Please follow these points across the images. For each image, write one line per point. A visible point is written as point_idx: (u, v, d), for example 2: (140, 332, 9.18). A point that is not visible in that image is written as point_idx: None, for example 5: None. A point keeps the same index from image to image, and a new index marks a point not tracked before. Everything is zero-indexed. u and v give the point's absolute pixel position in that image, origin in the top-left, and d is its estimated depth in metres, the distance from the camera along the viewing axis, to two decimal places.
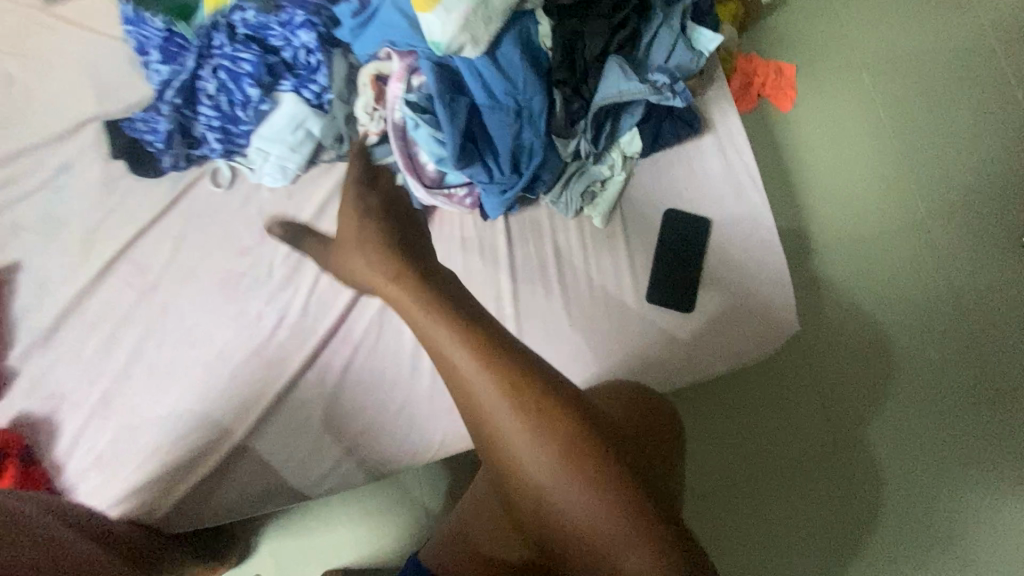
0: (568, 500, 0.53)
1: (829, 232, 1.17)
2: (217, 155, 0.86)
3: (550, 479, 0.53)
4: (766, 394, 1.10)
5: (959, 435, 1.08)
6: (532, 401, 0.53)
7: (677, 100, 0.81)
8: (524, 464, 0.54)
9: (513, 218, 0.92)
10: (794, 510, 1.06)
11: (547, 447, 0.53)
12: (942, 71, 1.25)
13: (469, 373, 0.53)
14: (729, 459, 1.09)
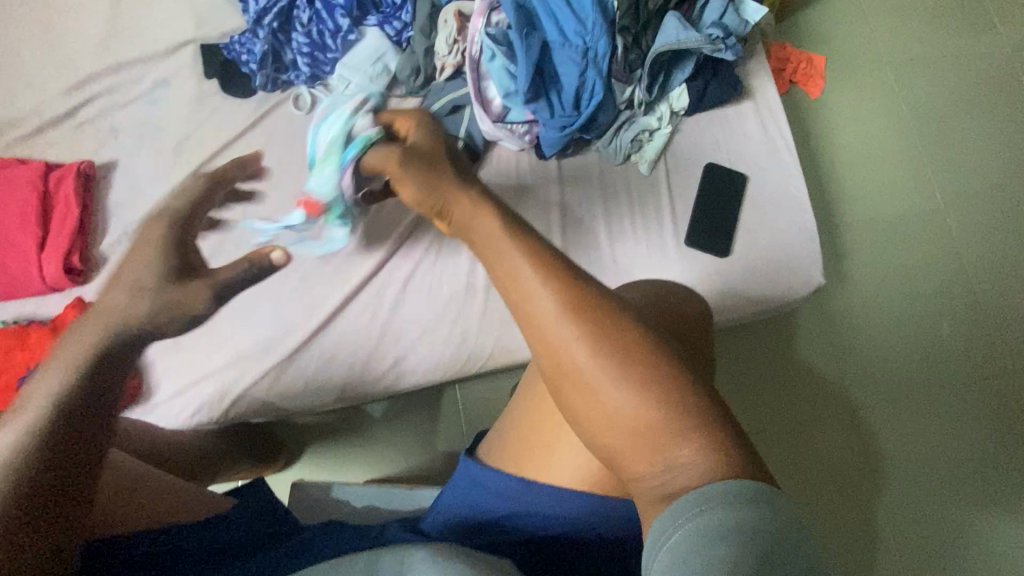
0: (657, 455, 0.48)
1: (852, 211, 1.25)
2: (302, 81, 0.94)
3: (634, 432, 0.49)
4: (806, 354, 1.17)
5: (976, 427, 1.14)
6: (616, 340, 0.50)
7: (728, 51, 0.93)
8: (611, 410, 0.49)
9: (565, 159, 0.98)
10: (825, 472, 1.12)
11: (638, 393, 0.49)
12: (959, 77, 1.35)
13: (551, 315, 0.51)
14: (770, 412, 1.15)
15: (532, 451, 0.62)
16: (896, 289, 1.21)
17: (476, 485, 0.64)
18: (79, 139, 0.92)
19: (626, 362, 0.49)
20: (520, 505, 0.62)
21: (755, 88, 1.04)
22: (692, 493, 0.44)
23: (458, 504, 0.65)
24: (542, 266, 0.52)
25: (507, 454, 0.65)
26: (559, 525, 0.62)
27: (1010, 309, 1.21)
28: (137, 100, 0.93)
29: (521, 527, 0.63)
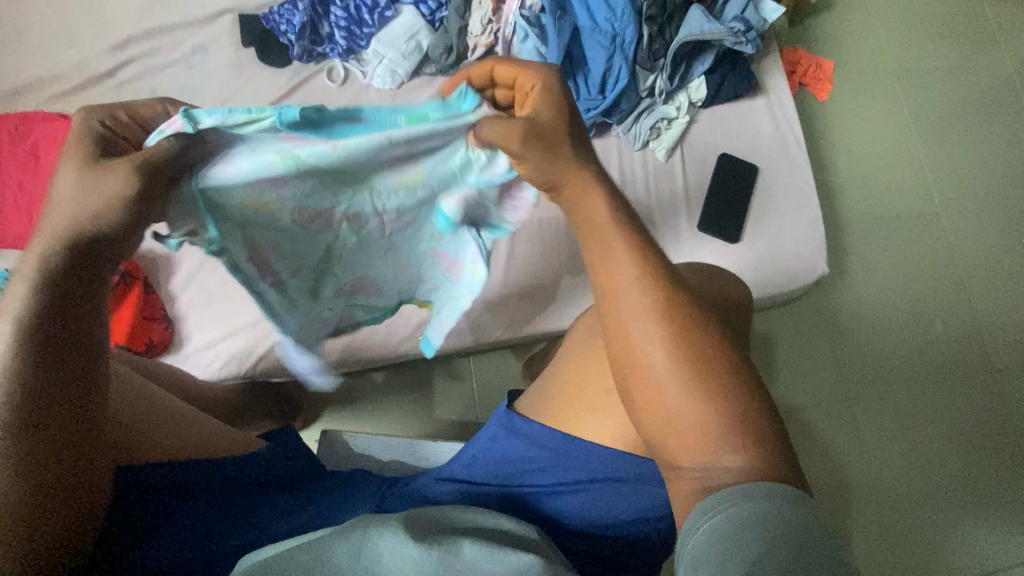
0: (703, 453, 0.50)
1: (856, 209, 1.30)
2: (337, 53, 0.97)
3: (688, 430, 0.51)
4: (824, 347, 1.22)
5: (971, 437, 1.20)
6: (691, 345, 0.52)
7: (748, 45, 0.99)
8: (668, 407, 0.52)
9: (587, 142, 1.02)
10: (840, 458, 1.15)
11: (695, 393, 0.51)
12: (960, 86, 1.41)
13: (636, 311, 0.53)
14: (794, 393, 1.19)
15: (573, 412, 0.66)
16: (906, 293, 1.26)
17: (515, 436, 0.68)
18: (118, 97, 0.94)
19: (698, 368, 0.51)
20: (557, 460, 0.67)
21: (769, 84, 1.08)
22: (727, 489, 0.48)
23: (493, 452, 0.70)
24: (639, 263, 0.53)
25: (547, 404, 0.68)
26: (586, 480, 0.66)
27: (998, 315, 1.27)
28: (176, 63, 0.96)
29: (549, 477, 0.68)
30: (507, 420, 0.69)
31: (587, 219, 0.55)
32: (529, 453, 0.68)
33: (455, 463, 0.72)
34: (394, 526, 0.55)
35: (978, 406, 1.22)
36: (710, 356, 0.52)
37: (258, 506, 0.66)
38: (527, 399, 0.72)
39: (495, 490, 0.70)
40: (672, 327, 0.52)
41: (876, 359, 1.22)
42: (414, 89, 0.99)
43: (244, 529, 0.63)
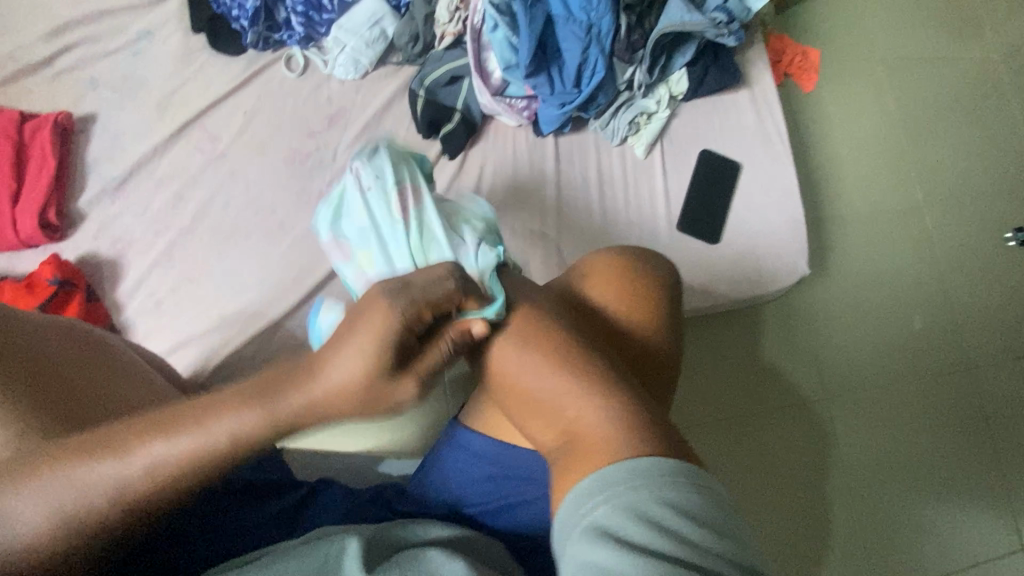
0: (556, 427, 0.52)
1: (838, 204, 1.28)
2: (296, 41, 0.91)
3: (538, 404, 0.54)
4: (790, 346, 1.20)
5: (944, 433, 1.19)
6: (521, 324, 0.57)
7: (731, 37, 0.95)
8: (518, 395, 0.55)
9: (563, 138, 0.97)
10: (788, 452, 1.14)
11: (526, 376, 0.55)
12: (948, 76, 1.38)
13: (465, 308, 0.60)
14: (739, 392, 1.17)
15: (507, 426, 0.62)
16: (886, 290, 1.24)
17: (459, 446, 0.65)
18: (57, 89, 0.87)
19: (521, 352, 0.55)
20: (500, 470, 0.63)
21: (752, 77, 1.04)
22: (591, 477, 0.45)
23: (440, 464, 0.67)
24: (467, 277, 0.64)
25: (484, 415, 0.64)
26: (531, 491, 0.63)
27: (975, 311, 1.25)
28: (119, 51, 0.89)
29: (500, 492, 0.64)
30: (450, 432, 0.66)
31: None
32: (471, 463, 0.64)
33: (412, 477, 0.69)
34: (353, 547, 0.51)
35: (951, 398, 1.21)
36: (532, 339, 0.56)
37: (241, 514, 0.63)
38: (467, 408, 0.67)
39: (447, 507, 0.66)
40: (496, 326, 0.57)
41: (834, 353, 1.20)
42: (378, 80, 0.93)
43: (240, 533, 0.62)
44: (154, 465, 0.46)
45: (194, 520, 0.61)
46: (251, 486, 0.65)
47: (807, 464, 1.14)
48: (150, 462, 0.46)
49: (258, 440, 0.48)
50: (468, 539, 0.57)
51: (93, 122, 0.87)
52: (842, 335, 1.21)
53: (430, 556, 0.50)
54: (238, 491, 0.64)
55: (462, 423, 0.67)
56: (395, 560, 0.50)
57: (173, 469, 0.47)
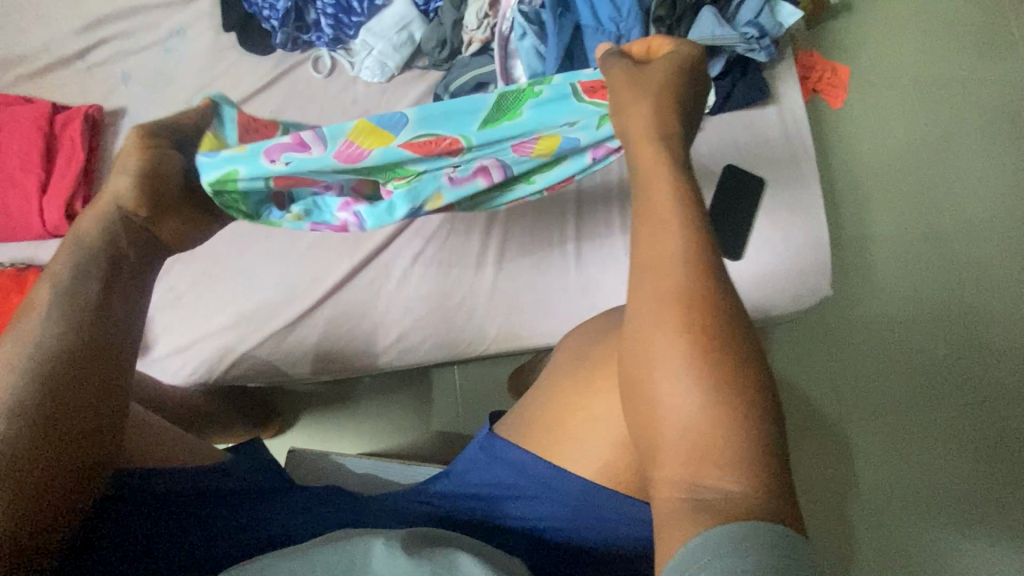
0: (706, 473, 0.43)
1: (862, 226, 1.26)
2: (324, 42, 0.92)
3: (694, 441, 0.44)
4: (836, 362, 1.19)
5: (973, 465, 1.15)
6: (702, 318, 0.45)
7: (761, 52, 0.94)
8: (666, 407, 0.45)
9: None
10: (818, 465, 1.14)
11: (690, 388, 0.44)
12: (982, 98, 1.34)
13: (661, 295, 0.47)
14: (772, 405, 1.17)
15: (555, 444, 0.62)
16: (912, 314, 1.21)
17: (494, 460, 0.65)
18: (89, 82, 0.89)
19: (686, 349, 0.45)
20: (539, 489, 0.62)
21: (781, 93, 1.02)
22: (720, 528, 0.40)
23: (474, 475, 0.66)
24: (689, 244, 0.48)
25: (527, 430, 0.64)
26: (573, 515, 0.62)
27: (1007, 340, 1.21)
28: (150, 47, 0.90)
29: (540, 508, 0.63)
30: (486, 442, 0.66)
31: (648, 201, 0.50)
32: (509, 478, 0.64)
33: (435, 482, 0.68)
34: (379, 547, 0.50)
35: (983, 429, 1.16)
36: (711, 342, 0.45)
37: (230, 513, 0.63)
38: (507, 421, 0.68)
39: (472, 516, 0.66)
40: (687, 314, 0.46)
41: (858, 375, 1.18)
42: (405, 84, 0.93)
43: (222, 532, 0.61)
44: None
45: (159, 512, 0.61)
46: (242, 492, 0.66)
47: (823, 488, 1.13)
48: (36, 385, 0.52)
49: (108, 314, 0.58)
50: (490, 548, 0.54)
51: (122, 115, 0.88)
52: (866, 358, 1.19)
53: (460, 558, 0.48)
54: (232, 496, 0.65)
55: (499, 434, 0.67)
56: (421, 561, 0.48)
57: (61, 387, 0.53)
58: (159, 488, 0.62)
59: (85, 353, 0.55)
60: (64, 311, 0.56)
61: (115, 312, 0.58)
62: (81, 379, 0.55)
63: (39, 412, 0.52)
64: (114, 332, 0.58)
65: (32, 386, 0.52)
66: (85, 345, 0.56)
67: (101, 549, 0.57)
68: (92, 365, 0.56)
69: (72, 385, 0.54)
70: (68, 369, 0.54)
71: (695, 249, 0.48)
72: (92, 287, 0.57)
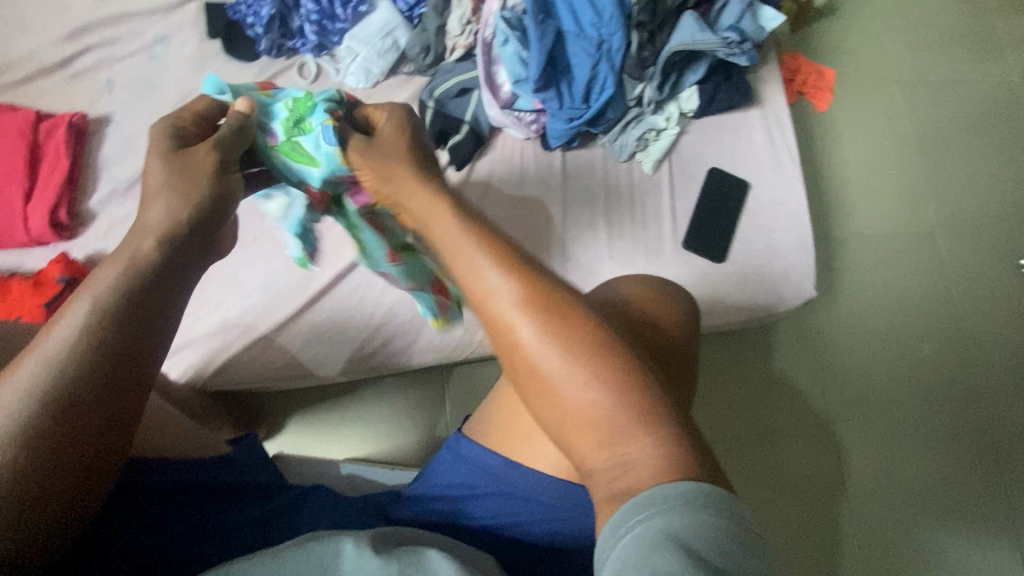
0: (607, 449, 0.45)
1: (849, 226, 1.26)
2: (309, 48, 0.92)
3: (588, 423, 0.46)
4: (801, 365, 1.18)
5: (956, 465, 1.16)
6: (561, 317, 0.48)
7: (744, 57, 0.94)
8: (560, 401, 0.47)
9: (572, 152, 0.97)
10: (800, 467, 1.13)
11: (577, 381, 0.46)
12: (967, 100, 1.36)
13: (507, 306, 0.49)
14: (750, 409, 1.15)
15: (512, 442, 0.62)
16: (897, 315, 1.22)
17: (462, 460, 0.65)
18: (73, 89, 0.89)
19: (556, 344, 0.47)
20: (506, 486, 0.63)
21: (764, 96, 1.03)
22: (650, 493, 0.41)
23: (443, 475, 0.67)
24: (503, 258, 0.50)
25: (490, 430, 0.64)
26: (539, 511, 0.62)
27: (987, 338, 1.23)
28: (135, 55, 0.91)
29: (509, 507, 0.63)
30: (453, 442, 0.67)
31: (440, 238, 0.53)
32: (477, 477, 0.64)
33: (412, 485, 0.69)
34: (348, 546, 0.50)
35: (965, 428, 1.18)
36: (574, 334, 0.47)
37: (226, 514, 0.63)
38: (474, 420, 0.68)
39: (442, 517, 0.66)
40: (544, 312, 0.48)
41: (844, 375, 1.19)
42: (389, 89, 0.94)
43: (218, 533, 0.61)
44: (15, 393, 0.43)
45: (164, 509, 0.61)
46: (245, 489, 0.67)
47: (810, 492, 1.12)
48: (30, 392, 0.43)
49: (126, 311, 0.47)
50: (459, 543, 0.56)
51: (107, 123, 0.88)
52: (852, 358, 1.20)
53: (431, 556, 0.50)
54: (234, 491, 0.66)
55: (466, 434, 0.67)
56: (391, 556, 0.50)
57: (73, 390, 0.44)
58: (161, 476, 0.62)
59: (116, 355, 0.46)
60: (98, 300, 0.46)
61: (152, 309, 0.48)
62: (116, 391, 0.46)
63: (64, 427, 0.43)
64: (156, 329, 0.48)
65: (54, 394, 0.43)
66: (117, 344, 0.46)
67: (105, 539, 0.56)
68: (121, 372, 0.46)
69: (99, 398, 0.45)
70: (91, 376, 0.45)
71: (505, 258, 0.51)
72: (133, 277, 0.48)
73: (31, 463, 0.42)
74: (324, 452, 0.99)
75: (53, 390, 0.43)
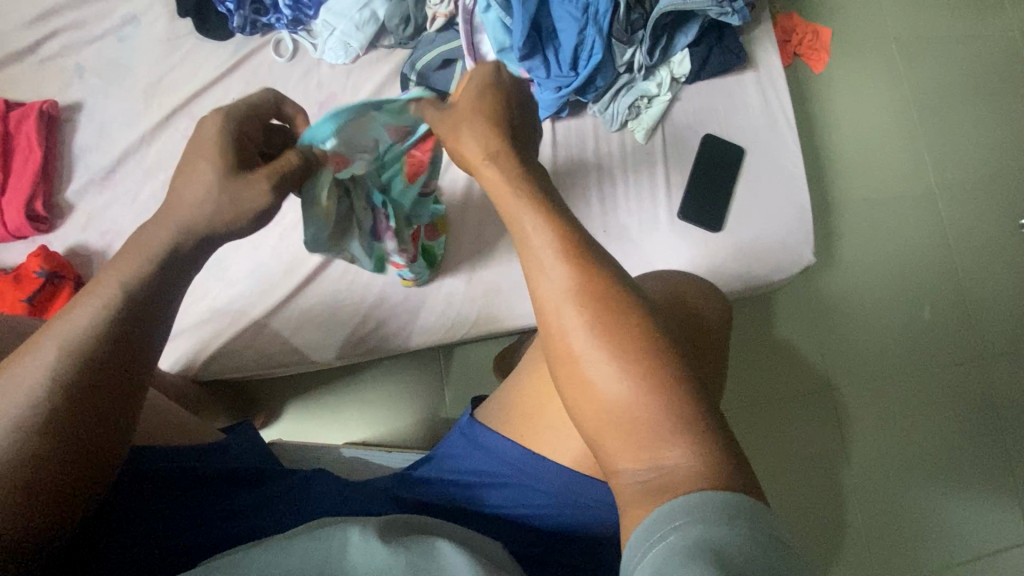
0: (644, 453, 0.43)
1: (848, 189, 1.24)
2: (284, 24, 0.88)
3: (626, 424, 0.44)
4: (806, 332, 1.17)
5: (958, 427, 1.16)
6: (612, 309, 0.46)
7: (735, 15, 0.91)
8: (604, 402, 0.45)
9: (561, 123, 0.95)
10: (804, 433, 1.13)
11: (623, 380, 0.44)
12: (967, 56, 1.32)
13: (560, 303, 0.47)
14: (756, 379, 1.14)
15: (531, 432, 0.61)
16: (898, 278, 1.21)
17: (474, 444, 0.65)
18: (42, 76, 0.86)
19: (606, 338, 0.45)
20: (517, 470, 0.62)
21: (759, 58, 1.00)
22: (674, 501, 0.40)
23: (453, 461, 0.67)
24: (566, 250, 0.48)
25: (505, 417, 0.64)
26: (548, 498, 0.62)
27: (988, 300, 1.22)
28: (104, 37, 0.87)
29: (518, 492, 0.63)
30: (466, 427, 0.67)
31: (504, 209, 0.51)
32: (489, 462, 0.64)
33: (419, 468, 0.69)
34: (359, 538, 0.49)
35: (966, 390, 1.18)
36: (631, 330, 0.46)
37: (221, 502, 0.61)
38: (487, 407, 0.68)
39: (449, 501, 0.66)
40: (599, 310, 0.46)
41: (846, 343, 1.18)
42: (370, 64, 0.90)
43: (207, 523, 0.59)
44: (34, 368, 0.46)
45: (162, 501, 0.60)
46: (232, 476, 0.64)
47: (813, 459, 1.12)
48: (39, 370, 0.46)
49: (127, 310, 0.49)
50: (465, 531, 0.56)
51: (80, 110, 0.86)
52: (853, 324, 1.18)
53: (441, 548, 0.48)
54: (224, 477, 0.64)
55: (479, 420, 0.67)
56: (403, 545, 0.48)
57: (74, 374, 0.47)
58: (156, 467, 0.60)
59: (101, 385, 0.48)
60: (64, 360, 0.47)
61: (145, 329, 0.50)
62: (83, 423, 0.47)
63: (62, 410, 0.46)
64: (125, 392, 0.49)
65: (59, 376, 0.47)
66: (83, 407, 0.47)
67: (110, 532, 0.56)
68: (124, 365, 0.49)
69: (104, 378, 0.48)
70: (55, 433, 0.46)
71: (570, 247, 0.48)
72: (141, 288, 0.51)
73: (32, 449, 0.45)
74: (322, 437, 0.98)
75: (59, 372, 0.47)
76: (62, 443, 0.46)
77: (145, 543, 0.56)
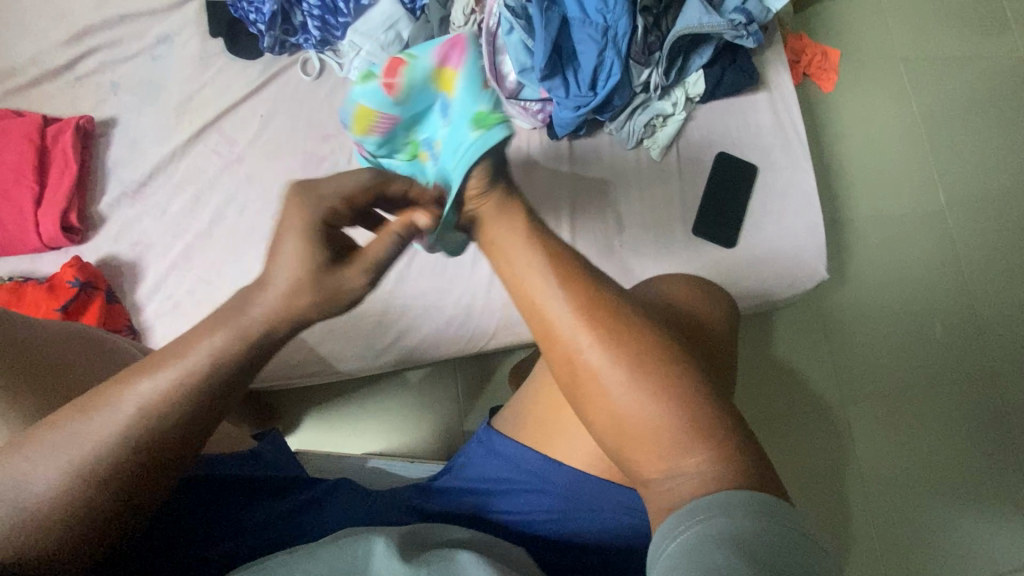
0: (664, 460, 0.46)
1: (858, 206, 1.25)
2: (313, 43, 0.92)
3: (640, 433, 0.47)
4: (816, 346, 1.18)
5: (970, 442, 1.16)
6: (610, 324, 0.49)
7: (749, 39, 0.94)
8: (619, 414, 0.47)
9: (578, 140, 0.97)
10: (815, 446, 1.13)
11: (630, 390, 0.47)
12: (973, 77, 1.34)
13: (563, 322, 0.50)
14: (767, 391, 1.15)
15: (549, 440, 0.62)
16: (908, 294, 1.22)
17: (492, 453, 0.66)
18: (78, 93, 0.89)
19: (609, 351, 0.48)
20: (536, 479, 0.63)
21: (771, 78, 1.02)
22: (674, 514, 0.43)
23: (472, 468, 0.68)
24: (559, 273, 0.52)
25: (523, 426, 0.65)
26: (566, 505, 0.62)
27: (998, 317, 1.23)
28: (138, 55, 0.90)
29: (537, 500, 0.64)
30: (484, 436, 0.68)
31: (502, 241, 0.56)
32: (507, 470, 0.65)
33: (440, 478, 0.70)
34: (382, 549, 0.50)
35: (978, 405, 1.18)
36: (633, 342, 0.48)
37: (253, 509, 0.62)
38: (505, 416, 0.69)
39: (468, 510, 0.67)
40: (598, 326, 0.49)
41: (857, 357, 1.18)
42: None
43: (241, 528, 0.61)
44: (110, 416, 0.43)
45: (200, 509, 0.61)
46: (269, 483, 0.66)
47: (824, 473, 1.12)
48: (114, 420, 0.43)
49: (216, 373, 0.45)
50: (487, 539, 0.56)
51: (113, 125, 0.88)
52: (863, 339, 1.19)
53: (460, 559, 0.49)
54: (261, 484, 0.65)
55: (497, 429, 0.68)
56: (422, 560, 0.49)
57: (146, 429, 0.44)
58: (201, 471, 0.63)
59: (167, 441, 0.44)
60: (134, 413, 0.43)
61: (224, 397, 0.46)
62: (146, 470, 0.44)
63: (124, 466, 0.43)
64: (191, 445, 0.46)
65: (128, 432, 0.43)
66: (143, 463, 0.44)
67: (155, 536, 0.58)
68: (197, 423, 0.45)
69: (171, 435, 0.44)
70: (118, 478, 0.44)
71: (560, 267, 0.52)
72: (232, 357, 0.45)
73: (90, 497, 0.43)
74: (338, 447, 0.99)
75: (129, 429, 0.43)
76: (114, 489, 0.44)
77: (184, 548, 0.58)
